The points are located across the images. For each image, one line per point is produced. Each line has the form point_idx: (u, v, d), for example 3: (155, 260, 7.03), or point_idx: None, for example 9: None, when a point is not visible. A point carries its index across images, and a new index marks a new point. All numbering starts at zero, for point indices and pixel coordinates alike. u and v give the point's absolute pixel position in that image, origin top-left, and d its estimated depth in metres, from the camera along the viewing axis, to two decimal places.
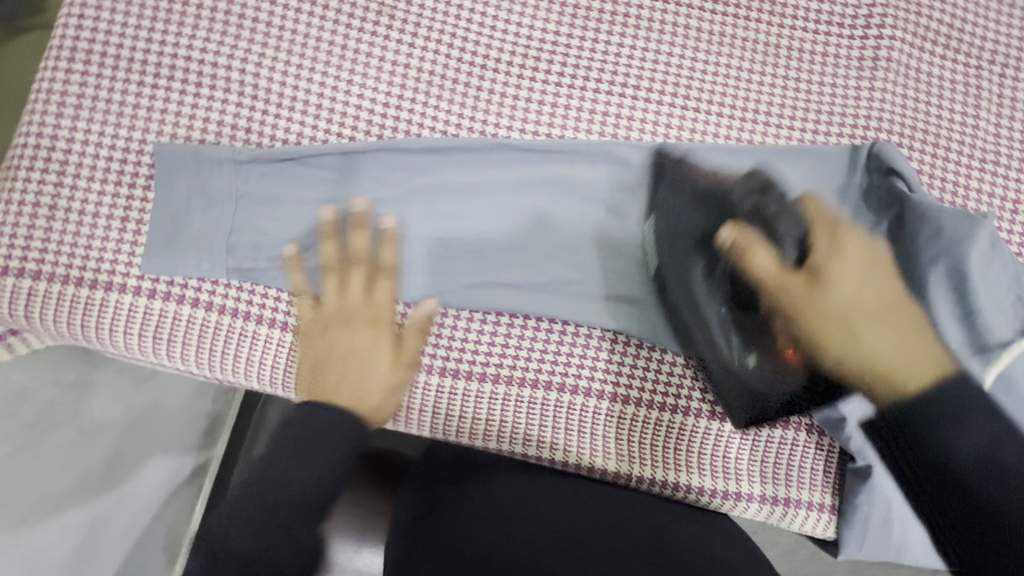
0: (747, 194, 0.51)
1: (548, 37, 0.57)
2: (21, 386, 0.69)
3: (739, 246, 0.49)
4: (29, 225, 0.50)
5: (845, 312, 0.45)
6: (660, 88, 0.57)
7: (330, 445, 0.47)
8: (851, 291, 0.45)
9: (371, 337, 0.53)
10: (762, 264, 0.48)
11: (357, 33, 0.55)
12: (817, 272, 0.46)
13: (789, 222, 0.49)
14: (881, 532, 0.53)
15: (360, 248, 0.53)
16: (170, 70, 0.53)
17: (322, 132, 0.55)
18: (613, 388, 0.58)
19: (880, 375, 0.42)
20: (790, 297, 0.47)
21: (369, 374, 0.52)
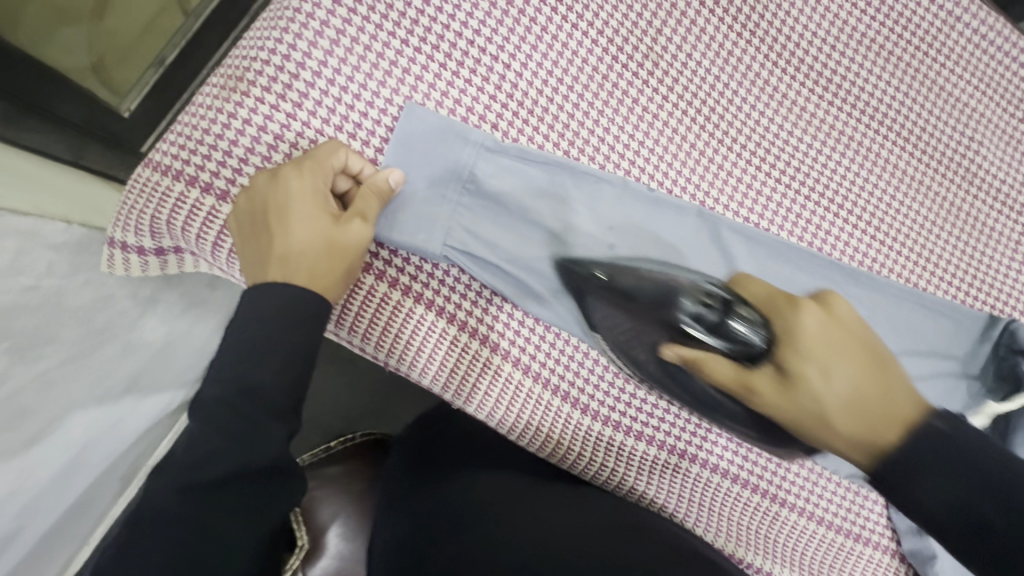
0: (695, 305, 0.46)
1: (782, 131, 0.59)
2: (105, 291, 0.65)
3: (693, 360, 0.45)
4: (262, 155, 0.47)
5: (828, 429, 0.42)
6: (860, 213, 0.60)
7: (289, 330, 0.42)
8: (848, 387, 0.41)
9: (303, 185, 0.44)
10: (720, 371, 0.44)
11: (620, 68, 0.55)
12: (793, 376, 0.43)
13: (715, 305, 0.45)
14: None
15: (324, 163, 0.45)
16: (437, 39, 0.50)
17: (561, 150, 0.53)
18: (754, 478, 0.57)
19: (858, 446, 0.40)
20: (796, 418, 0.43)
21: (316, 252, 0.43)
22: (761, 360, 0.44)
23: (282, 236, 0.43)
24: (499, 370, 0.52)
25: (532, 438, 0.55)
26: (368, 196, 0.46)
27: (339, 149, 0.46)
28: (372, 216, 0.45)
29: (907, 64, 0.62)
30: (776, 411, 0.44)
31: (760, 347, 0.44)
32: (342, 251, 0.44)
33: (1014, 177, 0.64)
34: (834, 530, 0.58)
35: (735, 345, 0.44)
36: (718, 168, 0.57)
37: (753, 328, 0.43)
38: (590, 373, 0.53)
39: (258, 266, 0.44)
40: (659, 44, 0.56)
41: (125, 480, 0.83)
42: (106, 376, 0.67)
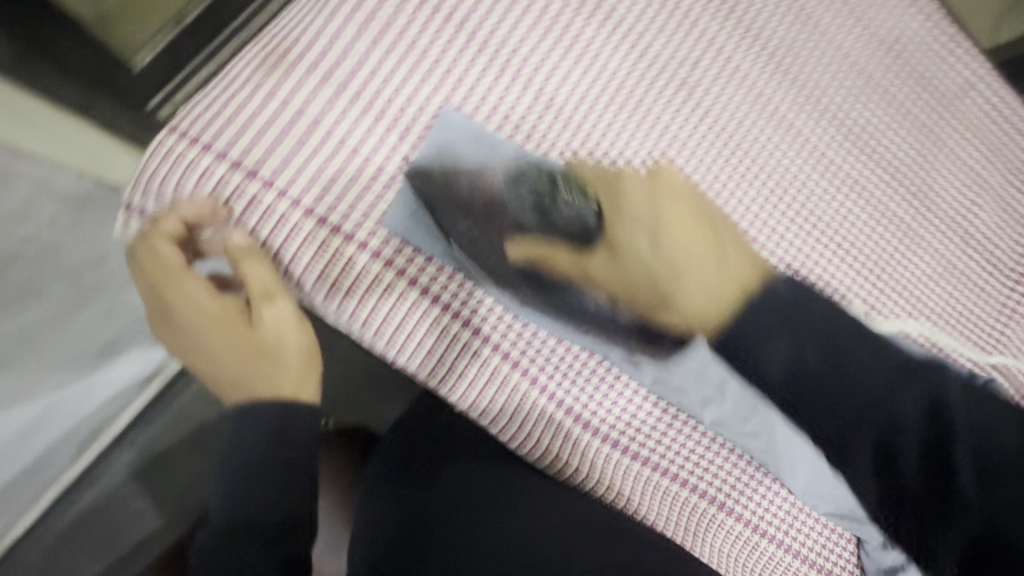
0: (516, 181, 0.49)
1: (801, 175, 0.60)
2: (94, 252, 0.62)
3: (540, 255, 0.44)
4: (296, 138, 0.47)
5: (675, 289, 0.38)
6: (868, 260, 0.61)
7: (278, 450, 0.43)
8: (670, 270, 0.38)
9: (195, 290, 0.43)
10: (565, 264, 0.43)
11: (656, 92, 0.56)
12: (618, 245, 0.40)
13: (549, 196, 0.46)
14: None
15: (161, 253, 0.42)
16: (481, 44, 0.51)
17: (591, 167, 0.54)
18: (739, 508, 0.58)
19: (697, 312, 0.38)
20: (630, 290, 0.40)
21: (252, 343, 0.43)
22: (594, 241, 0.42)
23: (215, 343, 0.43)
24: (507, 380, 0.52)
25: (533, 448, 0.55)
26: (248, 266, 0.44)
27: (158, 252, 0.42)
28: (269, 287, 0.44)
29: (924, 122, 0.65)
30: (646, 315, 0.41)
31: (587, 230, 0.43)
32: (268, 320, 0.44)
33: (1010, 241, 0.67)
34: (806, 564, 0.60)
35: (570, 233, 0.43)
36: (738, 201, 0.58)
37: (579, 209, 0.44)
38: (596, 393, 0.54)
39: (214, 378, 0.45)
40: (694, 75, 0.57)
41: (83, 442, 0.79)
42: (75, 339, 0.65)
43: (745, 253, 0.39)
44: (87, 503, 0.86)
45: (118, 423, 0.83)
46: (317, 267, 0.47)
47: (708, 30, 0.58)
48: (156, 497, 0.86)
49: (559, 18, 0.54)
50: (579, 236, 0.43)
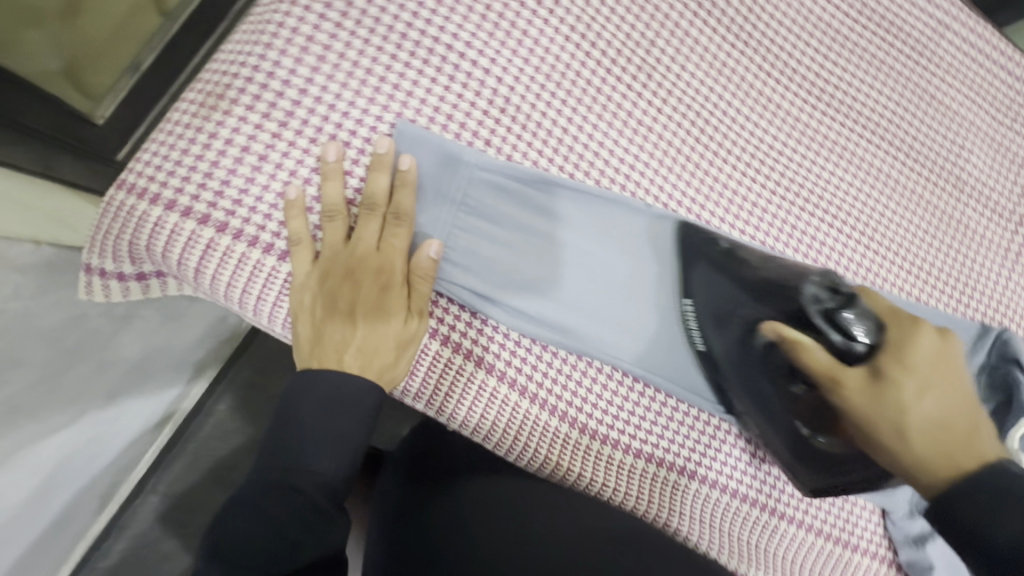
0: (819, 300, 0.46)
1: (775, 143, 0.58)
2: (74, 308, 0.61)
3: (795, 343, 0.44)
4: (246, 176, 0.45)
5: (903, 414, 0.40)
6: (854, 224, 0.60)
7: (335, 403, 0.41)
8: (921, 441, 0.39)
9: (331, 232, 0.44)
10: (822, 361, 0.43)
11: (613, 80, 0.54)
12: (886, 377, 0.41)
13: (849, 300, 0.45)
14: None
15: (382, 192, 0.45)
16: (427, 53, 0.49)
17: (556, 165, 0.52)
18: (753, 492, 0.57)
19: (927, 465, 0.38)
20: (870, 420, 0.41)
21: (373, 320, 0.43)
22: (858, 360, 0.43)
23: (360, 226, 0.44)
24: (495, 394, 0.50)
25: (533, 460, 0.53)
26: (390, 252, 0.44)
27: (373, 178, 0.45)
28: (407, 208, 0.45)
29: (900, 72, 0.62)
30: (854, 414, 0.42)
31: (863, 344, 0.43)
32: (392, 304, 0.43)
33: (1003, 183, 0.64)
34: (831, 542, 0.58)
35: (844, 343, 0.43)
36: (713, 179, 0.56)
37: (868, 325, 0.43)
38: (589, 394, 0.52)
39: (322, 278, 0.43)
40: (651, 56, 0.55)
41: (103, 497, 0.80)
42: (76, 397, 0.65)
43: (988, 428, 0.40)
44: (112, 556, 0.85)
45: (137, 472, 0.85)
46: (284, 300, 0.45)
47: (660, 7, 0.56)
48: (183, 537, 0.88)
49: (504, 14, 0.51)
50: (852, 352, 0.43)
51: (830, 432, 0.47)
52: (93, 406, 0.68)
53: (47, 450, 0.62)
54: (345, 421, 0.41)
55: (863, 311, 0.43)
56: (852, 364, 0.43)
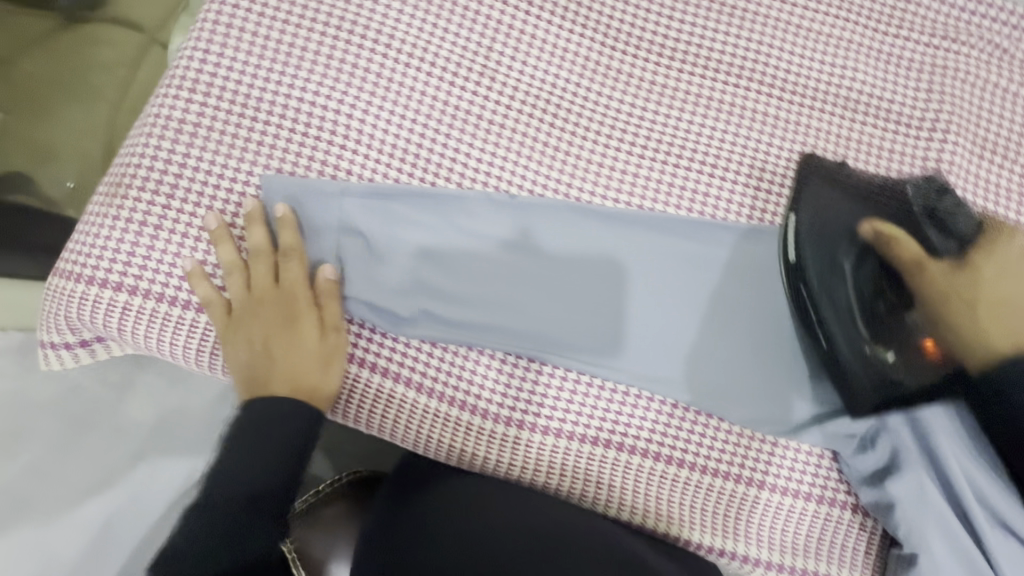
0: (923, 195, 0.56)
1: (636, 108, 0.59)
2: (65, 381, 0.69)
3: (891, 237, 0.54)
4: (146, 245, 0.52)
5: (973, 311, 0.53)
6: (736, 170, 0.59)
7: (257, 431, 0.49)
8: (989, 326, 0.52)
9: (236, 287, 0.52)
10: (910, 250, 0.54)
11: (459, 90, 0.58)
12: (962, 267, 0.54)
13: (952, 206, 0.55)
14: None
15: (262, 239, 0.52)
16: (283, 108, 0.55)
17: (417, 177, 0.56)
18: (667, 449, 0.57)
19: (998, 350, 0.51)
20: (949, 295, 0.54)
21: (291, 348, 0.52)
22: (946, 256, 0.54)
23: (257, 269, 0.53)
24: (391, 393, 0.55)
25: (442, 450, 0.58)
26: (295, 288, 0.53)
27: (253, 229, 0.52)
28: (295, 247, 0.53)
29: (755, 13, 0.62)
30: (932, 294, 0.54)
31: (954, 239, 0.55)
32: (303, 332, 0.52)
33: (901, 93, 0.61)
34: (773, 493, 0.57)
35: (939, 244, 0.55)
36: (577, 157, 0.58)
37: (965, 217, 0.55)
38: (483, 380, 0.56)
39: (244, 318, 0.52)
40: (493, 60, 0.59)
41: None
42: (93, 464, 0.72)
43: None
44: None
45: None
46: (195, 342, 0.54)
47: (495, 11, 0.60)
48: None
49: (347, 56, 0.57)
50: (947, 243, 0.55)
51: (897, 347, 0.54)
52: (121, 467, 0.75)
53: (89, 509, 0.70)
54: (261, 447, 0.49)
55: (955, 205, 0.55)
56: (942, 255, 0.54)
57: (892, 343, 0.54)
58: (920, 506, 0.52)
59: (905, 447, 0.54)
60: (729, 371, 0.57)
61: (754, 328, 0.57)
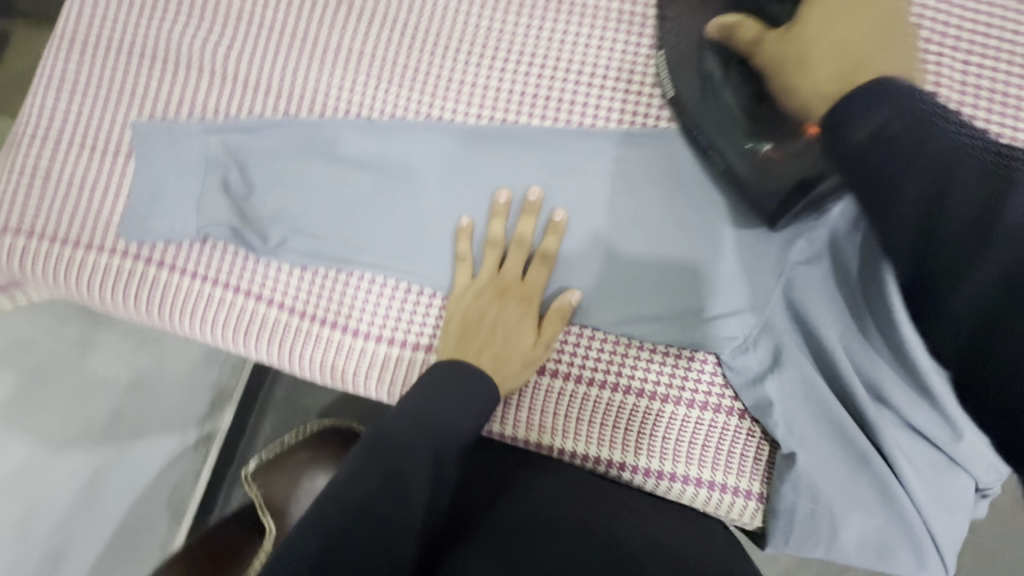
0: None
1: (496, 23, 0.59)
2: (26, 338, 0.77)
3: (729, 26, 0.52)
4: (37, 193, 0.56)
5: (799, 66, 0.44)
6: (603, 78, 0.58)
7: (464, 392, 0.48)
8: (824, 66, 0.42)
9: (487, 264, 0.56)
10: (749, 33, 0.51)
11: (318, 22, 0.58)
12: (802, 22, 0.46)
13: None
14: (850, 481, 0.51)
15: (529, 233, 0.55)
16: (153, 55, 0.58)
17: (282, 111, 0.57)
18: (553, 364, 0.56)
19: (826, 83, 0.41)
20: (788, 53, 0.46)
21: (514, 335, 0.53)
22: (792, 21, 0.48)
23: (509, 260, 0.56)
24: (268, 317, 0.55)
25: (325, 373, 0.56)
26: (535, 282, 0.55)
27: (494, 223, 0.56)
28: (551, 252, 0.55)
29: None
30: (776, 62, 0.47)
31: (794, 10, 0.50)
32: (527, 328, 0.54)
33: None
34: (664, 402, 0.54)
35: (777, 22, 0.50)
36: (438, 79, 0.58)
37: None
38: (359, 301, 0.56)
39: (476, 294, 0.55)
40: None
41: (169, 507, 1.00)
42: (73, 414, 0.82)
43: (909, 47, 0.43)
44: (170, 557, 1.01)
45: (201, 486, 1.05)
46: (87, 281, 0.56)
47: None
48: None
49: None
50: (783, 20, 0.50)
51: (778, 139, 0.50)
52: (98, 425, 0.86)
53: (71, 458, 0.81)
54: (459, 405, 0.47)
55: None
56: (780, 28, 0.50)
57: (773, 138, 0.50)
58: (793, 400, 0.52)
59: (781, 340, 0.53)
60: (610, 278, 0.56)
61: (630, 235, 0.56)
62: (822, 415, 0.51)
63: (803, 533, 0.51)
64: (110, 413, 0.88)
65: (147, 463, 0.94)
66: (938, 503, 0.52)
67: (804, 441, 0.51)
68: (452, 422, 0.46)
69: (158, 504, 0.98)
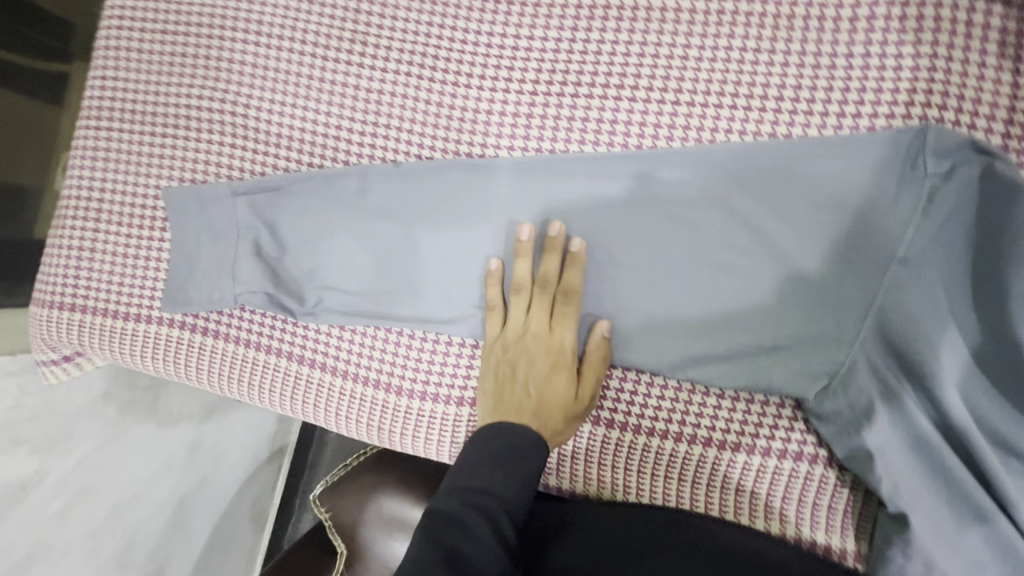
0: None
1: (521, 40, 0.52)
2: (101, 387, 0.80)
3: None
4: (87, 268, 0.57)
5: None
6: (648, 92, 0.51)
7: (508, 458, 0.44)
8: None
9: (514, 307, 0.51)
10: None
11: (332, 63, 0.54)
12: None
13: None
14: (974, 541, 0.43)
15: (554, 272, 0.50)
16: (175, 118, 0.56)
17: (305, 163, 0.55)
18: (609, 413, 0.51)
19: None
20: None
21: (550, 387, 0.48)
22: None
23: (535, 304, 0.51)
24: (312, 379, 0.55)
25: (368, 431, 0.56)
26: (565, 325, 0.50)
27: (520, 264, 0.51)
28: (576, 288, 0.50)
29: None
30: None
31: None
32: (565, 379, 0.49)
33: None
34: (737, 452, 0.49)
35: None
36: (462, 111, 0.53)
37: None
38: (399, 359, 0.54)
39: (504, 345, 0.50)
40: (361, 22, 0.54)
41: (256, 522, 1.04)
42: (158, 449, 0.85)
43: None
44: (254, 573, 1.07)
45: (278, 494, 1.08)
46: (142, 350, 0.57)
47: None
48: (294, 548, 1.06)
49: (220, 49, 0.56)
50: None
51: None
52: (180, 458, 0.88)
53: (157, 492, 0.84)
54: (504, 472, 0.44)
55: None
56: None
57: None
58: (892, 449, 0.45)
59: (867, 380, 0.46)
60: (669, 318, 0.50)
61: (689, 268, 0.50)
62: (928, 464, 0.44)
63: None
64: (191, 443, 0.90)
65: (230, 485, 0.97)
66: None
67: (911, 498, 0.44)
68: (499, 492, 0.42)
69: (244, 522, 1.01)
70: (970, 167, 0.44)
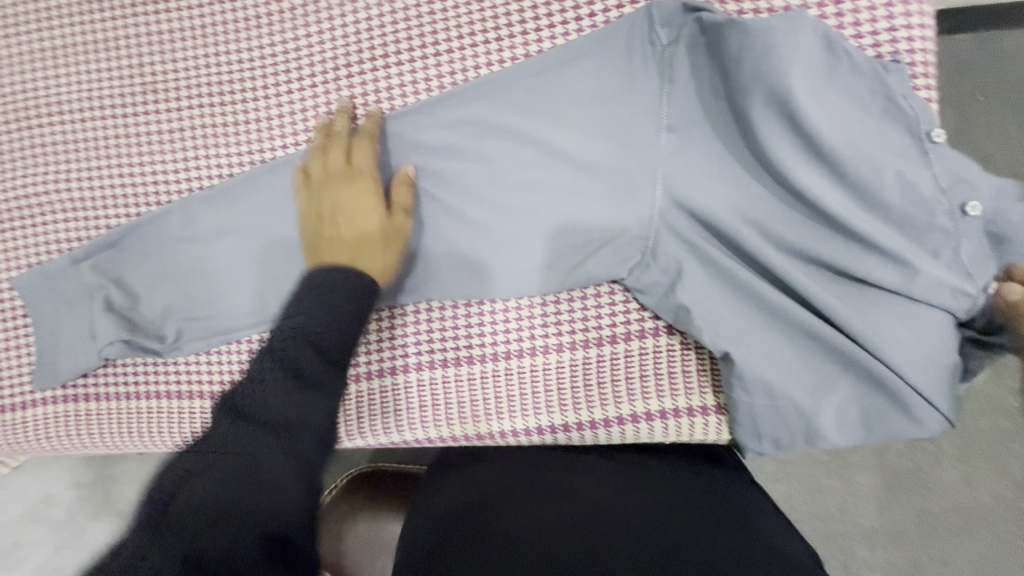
0: None
1: (289, 43, 0.56)
2: (47, 493, 0.81)
3: None
4: None
5: None
6: (412, 53, 0.54)
7: (332, 290, 0.42)
8: None
9: (314, 155, 0.52)
10: None
11: (132, 118, 0.58)
12: None
13: None
14: (803, 355, 0.47)
15: (365, 164, 0.50)
16: (8, 212, 0.59)
17: (135, 217, 0.58)
18: (469, 352, 0.54)
19: None
20: None
21: (354, 205, 0.49)
22: None
23: (332, 151, 0.51)
24: (203, 410, 0.58)
25: None
26: (361, 143, 0.51)
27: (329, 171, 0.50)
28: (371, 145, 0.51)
29: None
30: None
31: None
32: (367, 195, 0.49)
33: None
34: (588, 347, 0.52)
35: None
36: (258, 124, 0.56)
37: None
38: None
39: (310, 188, 0.51)
40: (147, 73, 0.58)
41: None
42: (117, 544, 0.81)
43: None
44: None
45: None
46: (43, 433, 0.60)
47: (124, 18, 0.58)
48: None
49: (26, 137, 0.59)
50: None
51: None
52: None
53: None
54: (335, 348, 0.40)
55: None
56: None
57: None
58: (711, 300, 0.48)
59: (673, 246, 0.49)
60: (493, 249, 0.52)
61: (496, 197, 0.52)
62: (747, 302, 0.48)
63: (773, 429, 0.47)
64: None
65: None
66: (931, 351, 0.45)
67: (736, 337, 0.47)
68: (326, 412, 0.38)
69: None
70: (692, 26, 0.48)
